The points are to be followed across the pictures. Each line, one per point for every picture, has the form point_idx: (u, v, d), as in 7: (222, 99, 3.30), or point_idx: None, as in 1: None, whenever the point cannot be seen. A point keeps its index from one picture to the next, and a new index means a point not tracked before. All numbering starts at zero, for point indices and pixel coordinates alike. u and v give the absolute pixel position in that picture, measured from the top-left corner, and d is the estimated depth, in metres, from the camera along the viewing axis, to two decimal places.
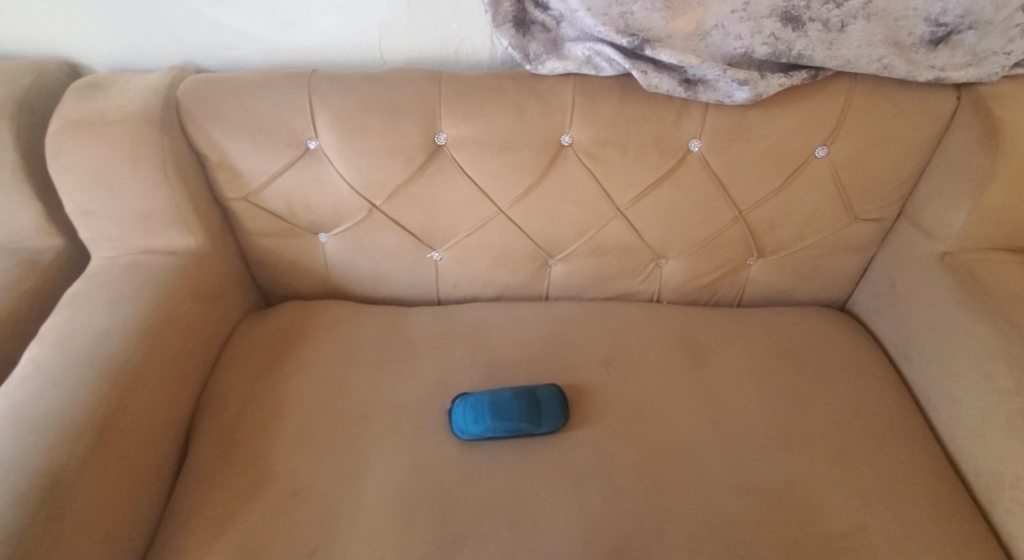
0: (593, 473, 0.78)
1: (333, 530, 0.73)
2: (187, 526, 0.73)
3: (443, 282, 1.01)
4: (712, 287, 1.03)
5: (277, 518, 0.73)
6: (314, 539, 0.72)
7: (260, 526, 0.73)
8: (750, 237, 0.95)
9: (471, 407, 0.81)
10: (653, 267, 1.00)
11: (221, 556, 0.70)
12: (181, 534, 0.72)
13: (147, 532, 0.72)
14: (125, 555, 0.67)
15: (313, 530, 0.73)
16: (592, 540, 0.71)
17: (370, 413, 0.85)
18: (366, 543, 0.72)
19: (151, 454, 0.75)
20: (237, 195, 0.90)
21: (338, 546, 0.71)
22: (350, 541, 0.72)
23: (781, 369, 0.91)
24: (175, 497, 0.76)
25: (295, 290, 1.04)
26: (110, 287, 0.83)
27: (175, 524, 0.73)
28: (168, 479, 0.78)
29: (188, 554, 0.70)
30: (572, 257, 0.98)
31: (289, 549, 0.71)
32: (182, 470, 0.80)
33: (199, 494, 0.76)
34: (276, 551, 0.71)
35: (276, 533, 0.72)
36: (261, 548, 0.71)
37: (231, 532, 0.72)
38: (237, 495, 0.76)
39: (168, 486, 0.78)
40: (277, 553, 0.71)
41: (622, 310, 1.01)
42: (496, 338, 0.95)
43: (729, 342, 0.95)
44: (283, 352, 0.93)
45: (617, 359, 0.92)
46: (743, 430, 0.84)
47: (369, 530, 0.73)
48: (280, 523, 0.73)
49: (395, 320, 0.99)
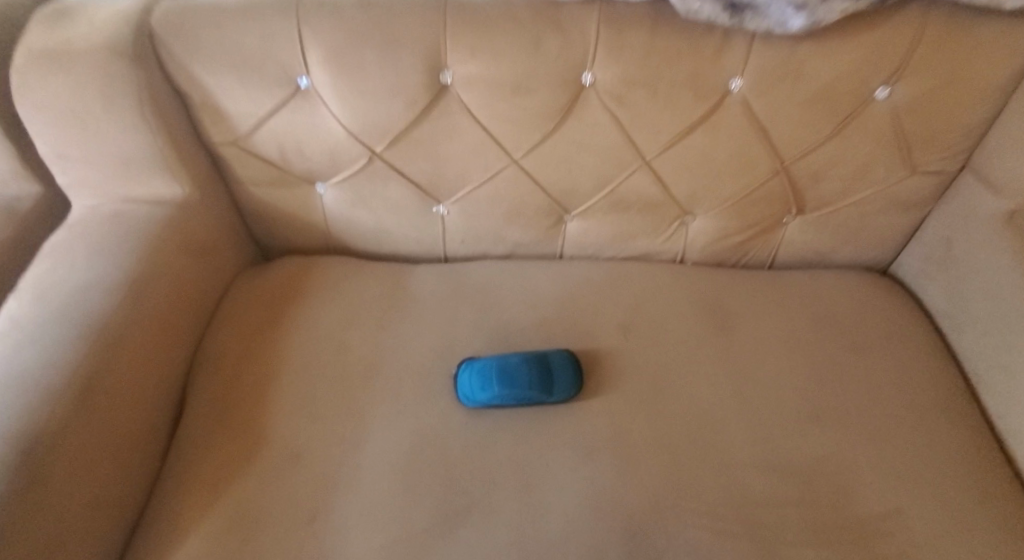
0: (604, 444, 0.74)
1: (332, 497, 0.73)
2: (187, 493, 0.74)
3: (450, 238, 0.95)
4: (743, 248, 0.94)
5: (276, 483, 0.74)
6: (313, 506, 0.72)
7: (260, 490, 0.74)
8: (790, 193, 0.86)
9: (476, 372, 0.76)
10: (678, 225, 0.92)
11: (215, 520, 0.71)
12: (178, 495, 0.74)
13: (139, 496, 0.73)
14: (110, 521, 0.67)
15: (313, 498, 0.73)
16: (605, 516, 0.69)
17: (370, 377, 0.82)
18: (368, 511, 0.72)
19: (139, 418, 0.72)
20: (224, 139, 0.82)
21: (342, 513, 0.72)
22: (352, 508, 0.72)
23: (817, 337, 0.85)
24: (171, 464, 0.77)
25: (293, 244, 0.98)
26: (93, 238, 0.78)
27: (172, 490, 0.74)
28: (160, 444, 0.78)
29: (185, 518, 0.71)
30: (590, 213, 0.90)
31: (289, 513, 0.72)
32: (181, 435, 0.79)
33: (193, 459, 0.76)
34: (277, 520, 0.72)
35: (275, 501, 0.73)
36: (257, 512, 0.72)
37: (228, 496, 0.73)
38: (233, 458, 0.76)
39: (162, 450, 0.78)
40: (277, 519, 0.71)
41: (643, 270, 0.93)
42: (507, 300, 0.89)
43: (760, 306, 0.88)
44: (283, 312, 0.89)
45: (636, 324, 0.86)
46: (774, 404, 0.78)
47: (371, 496, 0.73)
48: (281, 487, 0.74)
49: (400, 278, 0.93)
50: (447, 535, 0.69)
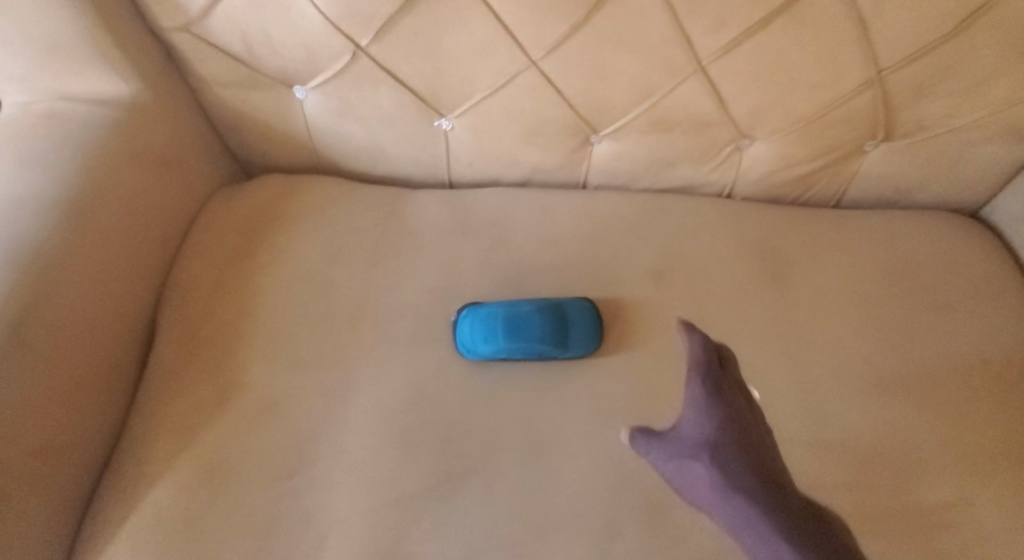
0: (625, 409, 0.65)
1: (314, 452, 0.64)
2: (152, 439, 0.66)
3: (456, 159, 0.81)
4: (806, 182, 0.79)
5: (250, 433, 0.65)
6: (292, 462, 0.64)
7: (232, 440, 0.65)
8: (880, 109, 0.69)
9: (480, 321, 0.66)
10: (730, 151, 0.76)
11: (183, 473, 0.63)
12: (143, 440, 0.66)
13: (104, 437, 0.66)
14: (63, 465, 0.60)
15: (291, 452, 0.64)
16: (621, 491, 0.61)
17: (359, 319, 0.71)
18: (353, 469, 0.63)
19: (94, 354, 0.64)
20: (173, 23, 0.67)
21: (325, 471, 0.63)
22: (336, 466, 0.63)
23: (881, 294, 0.72)
24: (138, 402, 0.69)
25: (276, 161, 0.85)
26: (23, 143, 0.65)
27: (138, 433, 0.66)
28: (128, 380, 0.70)
29: (152, 467, 0.64)
30: (622, 133, 0.75)
31: (264, 467, 0.64)
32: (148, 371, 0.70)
33: (159, 402, 0.67)
34: (252, 474, 0.63)
35: (249, 453, 0.64)
36: (230, 464, 0.64)
37: (198, 445, 0.65)
38: (203, 404, 0.67)
39: (130, 386, 0.70)
40: (252, 472, 0.63)
41: (682, 205, 0.79)
42: (520, 236, 0.76)
43: (821, 253, 0.75)
44: (262, 238, 0.77)
45: (669, 270, 0.74)
46: (830, 370, 0.67)
47: (357, 453, 0.64)
48: (255, 439, 0.65)
49: (397, 204, 0.81)
50: (441, 502, 0.60)
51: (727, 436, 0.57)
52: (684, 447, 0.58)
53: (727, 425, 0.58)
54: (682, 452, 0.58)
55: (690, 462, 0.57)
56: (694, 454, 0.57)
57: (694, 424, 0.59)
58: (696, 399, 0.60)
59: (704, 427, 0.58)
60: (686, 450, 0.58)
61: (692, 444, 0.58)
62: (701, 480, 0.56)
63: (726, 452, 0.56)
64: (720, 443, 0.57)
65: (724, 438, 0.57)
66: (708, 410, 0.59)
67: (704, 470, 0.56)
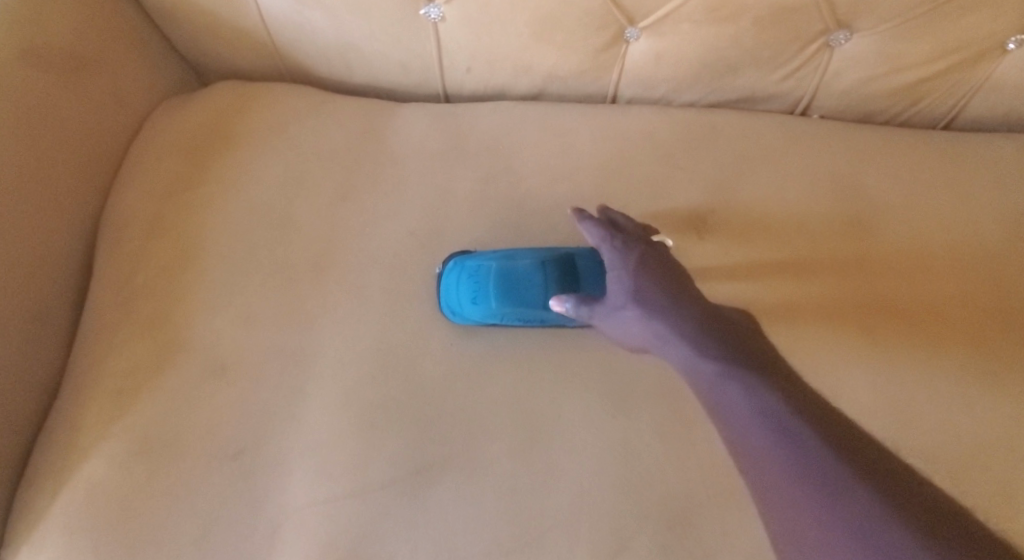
0: (647, 391, 0.53)
1: (268, 430, 0.52)
2: (73, 408, 0.53)
3: (450, 64, 0.63)
4: (909, 93, 0.61)
5: (190, 404, 0.53)
6: (242, 440, 0.52)
7: (169, 411, 0.53)
8: None
9: (467, 278, 0.52)
10: (816, 49, 0.57)
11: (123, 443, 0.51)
12: (65, 408, 0.53)
13: (38, 399, 0.54)
14: None
15: (240, 426, 0.52)
16: (636, 494, 0.49)
17: (329, 266, 0.58)
18: (312, 453, 0.51)
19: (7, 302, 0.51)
20: None
21: (280, 453, 0.52)
22: (293, 448, 0.52)
23: (986, 252, 0.56)
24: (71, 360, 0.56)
25: (231, 64, 0.69)
26: None
27: (67, 396, 0.54)
28: (64, 330, 0.57)
29: (76, 440, 0.52)
30: (668, 25, 0.56)
31: (204, 446, 0.51)
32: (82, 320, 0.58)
33: (86, 361, 0.55)
34: (193, 454, 0.51)
35: (194, 426, 0.52)
36: (167, 441, 0.52)
37: (131, 417, 0.52)
38: (137, 367, 0.54)
39: (67, 337, 0.58)
40: (193, 452, 0.51)
41: (741, 124, 0.62)
42: (528, 165, 0.61)
43: (916, 193, 0.59)
44: (211, 162, 0.63)
45: (717, 212, 0.58)
46: (920, 350, 0.53)
47: (318, 434, 0.52)
48: (197, 411, 0.53)
49: (379, 119, 0.65)
50: (412, 496, 0.49)
51: (647, 271, 0.43)
52: (610, 306, 0.43)
53: (651, 265, 0.43)
54: (609, 311, 0.43)
55: (615, 311, 0.43)
56: (617, 304, 0.43)
57: (612, 271, 0.44)
58: (610, 250, 0.45)
59: (624, 273, 0.43)
60: (610, 302, 0.43)
61: (614, 301, 0.43)
62: (633, 332, 0.42)
63: (643, 284, 0.42)
64: (643, 284, 0.42)
65: (646, 275, 0.42)
66: (625, 254, 0.44)
67: (630, 318, 0.41)
